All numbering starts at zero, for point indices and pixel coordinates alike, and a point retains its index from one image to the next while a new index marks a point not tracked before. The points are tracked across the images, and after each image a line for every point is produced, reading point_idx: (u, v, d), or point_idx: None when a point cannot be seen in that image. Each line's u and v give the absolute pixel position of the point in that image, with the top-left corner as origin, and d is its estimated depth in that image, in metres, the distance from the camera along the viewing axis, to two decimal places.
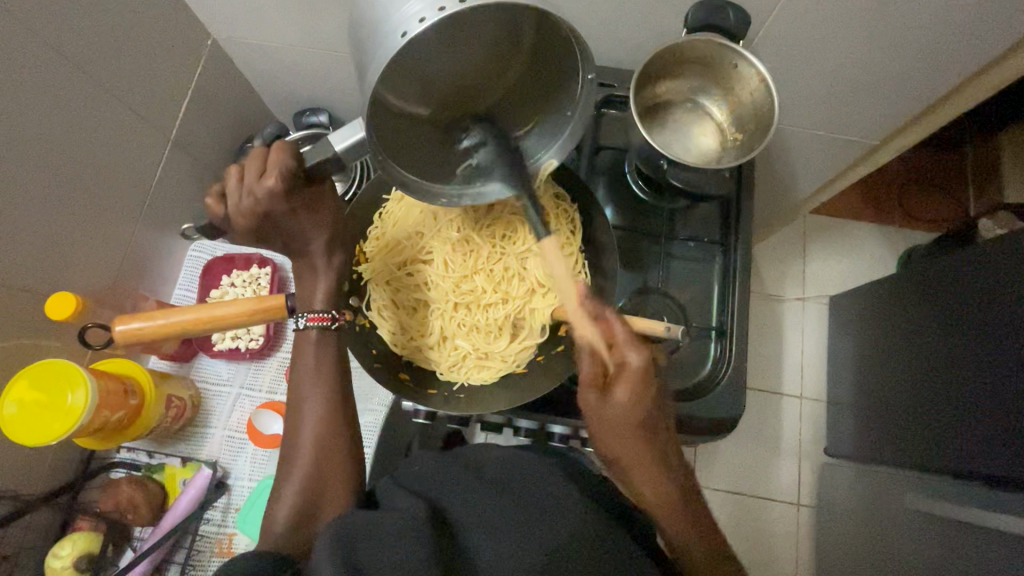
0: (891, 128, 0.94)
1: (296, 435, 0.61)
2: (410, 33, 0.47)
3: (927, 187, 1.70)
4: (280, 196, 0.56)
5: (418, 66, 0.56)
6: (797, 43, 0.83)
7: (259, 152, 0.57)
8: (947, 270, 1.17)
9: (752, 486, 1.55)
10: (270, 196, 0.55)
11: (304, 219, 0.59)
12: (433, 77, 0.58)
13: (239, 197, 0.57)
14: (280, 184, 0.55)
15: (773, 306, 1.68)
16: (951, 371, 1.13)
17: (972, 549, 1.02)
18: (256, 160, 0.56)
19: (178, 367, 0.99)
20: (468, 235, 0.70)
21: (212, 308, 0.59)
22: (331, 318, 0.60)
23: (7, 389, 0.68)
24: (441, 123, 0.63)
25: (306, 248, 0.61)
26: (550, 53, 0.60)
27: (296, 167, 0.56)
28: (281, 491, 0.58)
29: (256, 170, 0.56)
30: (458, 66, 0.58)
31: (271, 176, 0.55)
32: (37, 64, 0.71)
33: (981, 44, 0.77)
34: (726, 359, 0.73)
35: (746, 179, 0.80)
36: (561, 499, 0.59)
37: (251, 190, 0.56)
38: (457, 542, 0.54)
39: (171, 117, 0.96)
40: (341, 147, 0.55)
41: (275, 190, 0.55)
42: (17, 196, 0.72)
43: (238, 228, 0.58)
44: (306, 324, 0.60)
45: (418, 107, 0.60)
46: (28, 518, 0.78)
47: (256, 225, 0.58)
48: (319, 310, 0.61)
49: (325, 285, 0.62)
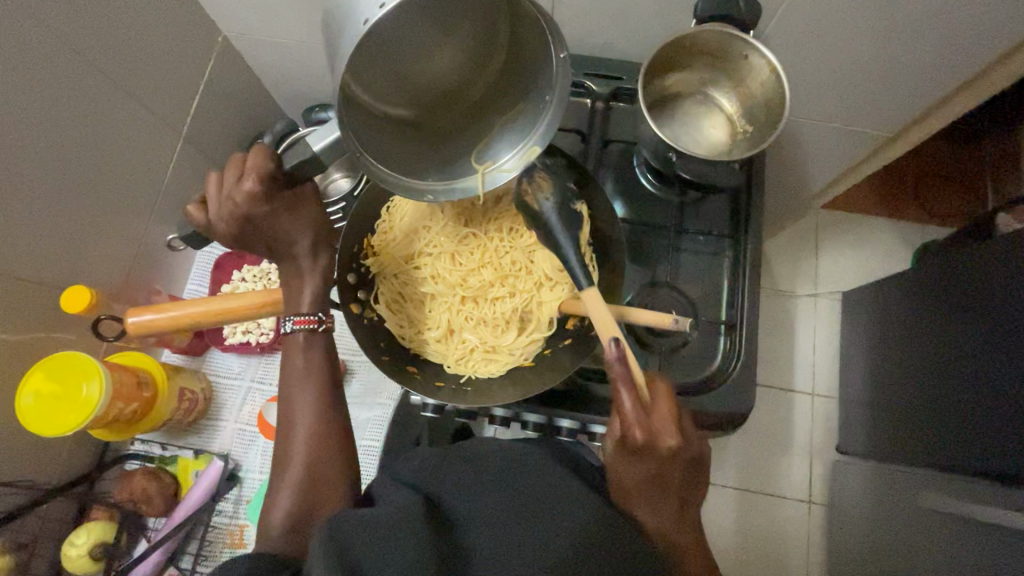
0: (907, 119, 0.93)
1: (302, 425, 0.61)
2: (371, 19, 0.48)
3: (942, 180, 1.68)
4: (259, 198, 0.57)
5: (392, 61, 0.59)
6: (810, 33, 0.82)
7: (238, 159, 0.59)
8: (962, 265, 1.15)
9: (762, 483, 1.54)
10: (250, 199, 0.57)
11: (287, 222, 0.60)
12: (409, 77, 0.61)
13: (220, 204, 0.59)
14: (257, 186, 0.57)
15: (784, 302, 1.67)
16: (966, 367, 1.11)
17: (987, 547, 1.00)
18: (234, 166, 0.58)
19: (191, 361, 1.00)
20: (475, 229, 0.70)
21: (223, 299, 0.60)
22: (318, 321, 0.60)
23: (25, 380, 0.70)
24: (423, 124, 0.66)
25: (292, 251, 0.61)
26: (525, 47, 0.62)
27: (274, 170, 0.58)
28: (289, 481, 0.59)
29: (234, 175, 0.58)
30: (434, 68, 0.62)
31: (248, 179, 0.57)
32: (51, 61, 0.72)
33: (997, 34, 0.76)
34: (736, 354, 0.73)
35: (757, 172, 0.79)
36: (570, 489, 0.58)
37: (229, 195, 0.57)
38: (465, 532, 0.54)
39: (182, 113, 0.97)
40: (319, 146, 0.56)
41: (253, 193, 0.57)
42: (33, 190, 0.73)
43: (220, 235, 0.60)
44: (294, 327, 0.60)
45: (398, 108, 0.63)
46: (45, 508, 0.80)
47: (239, 230, 0.59)
48: (306, 313, 0.61)
49: (312, 288, 0.61)
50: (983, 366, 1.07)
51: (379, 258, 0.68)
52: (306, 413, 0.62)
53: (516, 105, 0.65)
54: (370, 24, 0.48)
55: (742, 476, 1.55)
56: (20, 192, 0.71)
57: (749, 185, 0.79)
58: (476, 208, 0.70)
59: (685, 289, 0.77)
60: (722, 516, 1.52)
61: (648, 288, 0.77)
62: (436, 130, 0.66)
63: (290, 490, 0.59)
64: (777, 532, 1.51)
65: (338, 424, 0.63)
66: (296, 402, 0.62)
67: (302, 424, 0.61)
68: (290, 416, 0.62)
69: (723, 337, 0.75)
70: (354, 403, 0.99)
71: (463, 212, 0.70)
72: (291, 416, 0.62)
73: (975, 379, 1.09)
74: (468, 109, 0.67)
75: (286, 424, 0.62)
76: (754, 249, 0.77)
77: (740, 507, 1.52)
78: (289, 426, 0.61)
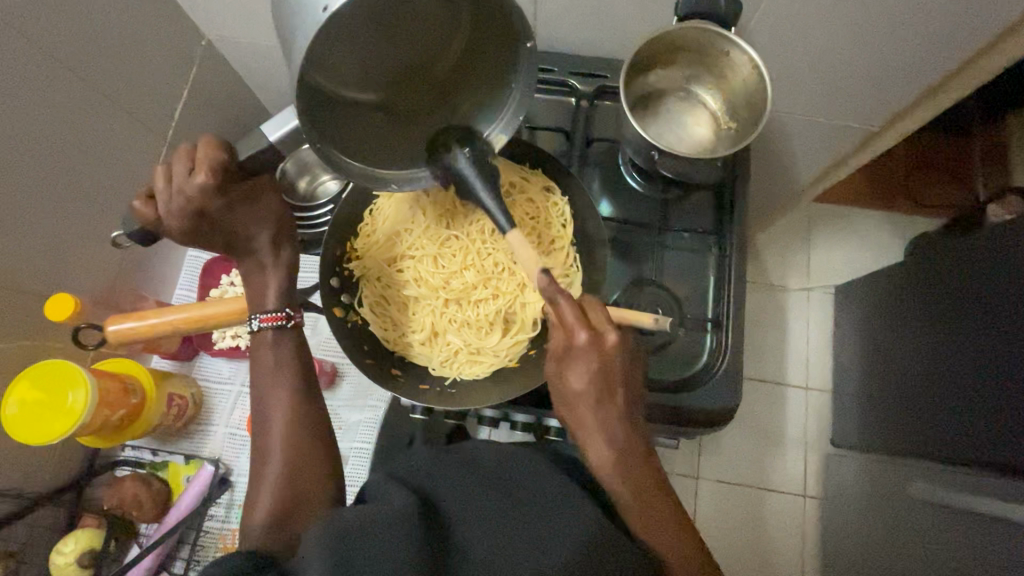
0: (892, 112, 0.93)
1: (279, 430, 0.62)
2: (331, 7, 0.47)
3: (933, 172, 1.68)
4: (212, 190, 0.58)
5: (351, 45, 0.57)
6: (793, 28, 0.82)
7: (185, 150, 0.59)
8: (953, 256, 1.16)
9: (757, 477, 1.55)
10: (204, 193, 0.58)
11: (242, 213, 0.62)
12: (371, 62, 0.59)
13: (169, 197, 0.59)
14: (211, 179, 0.58)
15: (776, 296, 1.67)
16: (958, 358, 1.12)
17: (978, 537, 1.01)
18: (183, 158, 0.59)
19: (180, 366, 1.00)
20: (457, 231, 0.69)
21: (202, 305, 0.61)
22: (286, 317, 0.63)
23: (10, 389, 0.70)
24: (383, 107, 0.64)
25: (251, 245, 0.64)
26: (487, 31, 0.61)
27: (227, 161, 0.59)
28: (264, 487, 0.59)
29: (186, 168, 0.58)
30: (396, 50, 0.60)
31: (201, 172, 0.58)
32: (31, 69, 0.71)
33: (978, 26, 0.76)
34: (722, 351, 0.73)
35: (741, 170, 0.79)
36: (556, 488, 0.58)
37: (181, 189, 0.58)
38: (450, 532, 0.55)
39: (166, 117, 0.97)
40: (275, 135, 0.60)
41: (206, 185, 0.58)
42: (17, 198, 0.73)
43: (172, 229, 0.61)
44: (261, 324, 0.62)
45: (359, 92, 0.61)
46: (34, 516, 0.80)
47: (192, 223, 0.60)
48: (271, 310, 0.63)
49: (276, 284, 0.64)
50: (974, 356, 1.08)
51: (361, 261, 0.67)
52: (291, 420, 0.62)
53: (478, 92, 0.65)
54: (329, 12, 0.47)
55: (737, 470, 1.55)
56: (4, 200, 0.71)
57: (734, 181, 0.79)
58: (457, 208, 0.69)
59: (670, 287, 0.77)
60: (716, 510, 1.53)
61: (634, 285, 0.77)
62: (398, 114, 0.65)
63: (276, 494, 0.59)
64: (772, 525, 1.52)
65: (323, 428, 0.63)
66: (280, 410, 0.62)
67: (287, 431, 0.61)
68: (273, 424, 0.62)
69: (710, 335, 0.75)
70: (344, 406, 0.99)
71: (444, 214, 0.69)
72: (276, 426, 0.62)
73: (965, 369, 1.10)
74: (431, 93, 0.66)
75: (270, 431, 0.62)
76: (739, 245, 0.77)
77: (735, 501, 1.53)
78: (274, 433, 0.61)
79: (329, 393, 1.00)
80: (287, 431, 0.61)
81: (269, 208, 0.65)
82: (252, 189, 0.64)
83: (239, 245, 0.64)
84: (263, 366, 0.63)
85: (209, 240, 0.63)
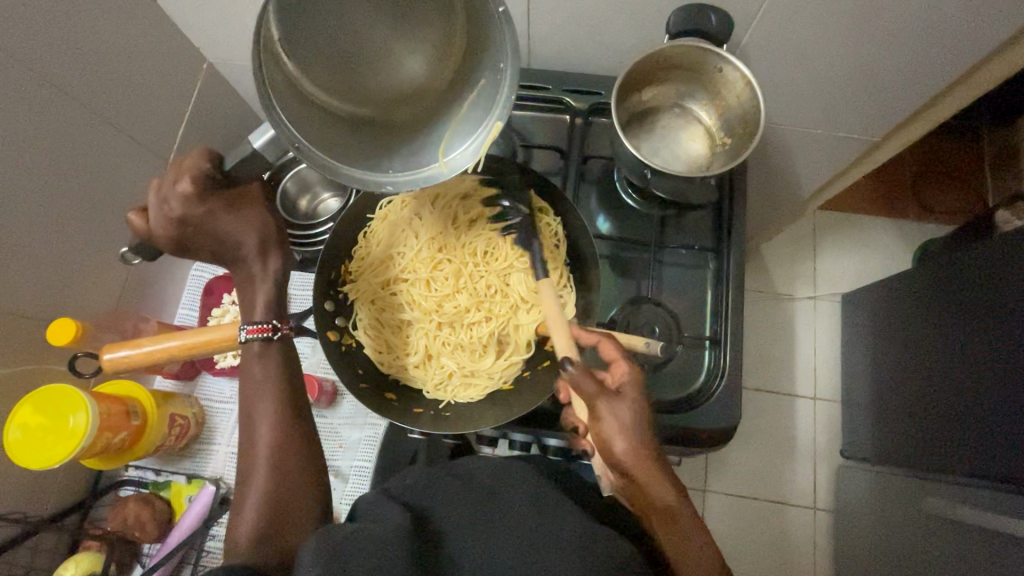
0: (892, 122, 0.92)
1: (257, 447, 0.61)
2: None
3: (941, 177, 1.65)
4: (193, 198, 0.60)
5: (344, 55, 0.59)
6: (788, 41, 0.81)
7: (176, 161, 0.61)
8: (965, 264, 1.13)
9: (767, 490, 1.52)
10: (185, 202, 0.60)
11: (225, 219, 0.62)
12: (370, 78, 0.61)
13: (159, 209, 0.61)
14: (191, 185, 0.59)
15: (782, 306, 1.65)
16: (969, 369, 1.09)
17: (994, 555, 0.98)
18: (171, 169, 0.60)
19: (182, 386, 1.01)
20: (449, 254, 0.70)
21: (190, 331, 0.61)
22: (272, 328, 0.62)
23: (12, 415, 0.71)
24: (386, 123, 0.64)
25: (239, 252, 0.64)
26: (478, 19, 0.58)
27: (209, 169, 0.60)
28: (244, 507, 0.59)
29: (172, 177, 0.60)
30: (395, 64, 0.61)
31: (183, 180, 0.59)
32: (33, 98, 0.73)
33: (977, 34, 0.75)
34: (720, 369, 0.72)
35: (738, 185, 0.78)
36: (552, 513, 0.58)
37: (165, 199, 0.60)
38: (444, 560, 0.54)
39: (168, 141, 0.98)
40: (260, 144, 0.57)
41: (186, 192, 0.59)
42: (18, 225, 0.74)
43: (161, 241, 0.62)
44: (248, 336, 0.61)
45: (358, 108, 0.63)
46: (36, 540, 0.80)
47: (178, 233, 0.61)
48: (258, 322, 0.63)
49: (268, 298, 0.65)
50: (987, 369, 1.05)
51: (354, 285, 0.68)
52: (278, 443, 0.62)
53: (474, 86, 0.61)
54: None
55: (746, 484, 1.53)
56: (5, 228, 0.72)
57: (730, 197, 0.78)
58: (450, 230, 0.70)
59: (667, 304, 0.77)
60: (725, 525, 1.50)
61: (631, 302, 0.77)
62: (397, 124, 0.64)
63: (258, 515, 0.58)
64: (783, 539, 1.49)
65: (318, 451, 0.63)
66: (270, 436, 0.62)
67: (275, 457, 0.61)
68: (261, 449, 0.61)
69: (708, 352, 0.74)
70: (344, 424, 0.99)
71: (437, 237, 0.70)
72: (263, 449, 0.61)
73: (978, 381, 1.07)
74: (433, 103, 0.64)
75: (256, 455, 0.61)
76: (737, 261, 0.76)
77: (744, 515, 1.50)
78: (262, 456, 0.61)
79: (329, 411, 1.00)
80: (274, 457, 0.61)
81: (254, 216, 0.63)
82: (240, 195, 0.63)
83: (226, 255, 0.64)
84: (257, 390, 0.63)
85: (197, 251, 0.63)
